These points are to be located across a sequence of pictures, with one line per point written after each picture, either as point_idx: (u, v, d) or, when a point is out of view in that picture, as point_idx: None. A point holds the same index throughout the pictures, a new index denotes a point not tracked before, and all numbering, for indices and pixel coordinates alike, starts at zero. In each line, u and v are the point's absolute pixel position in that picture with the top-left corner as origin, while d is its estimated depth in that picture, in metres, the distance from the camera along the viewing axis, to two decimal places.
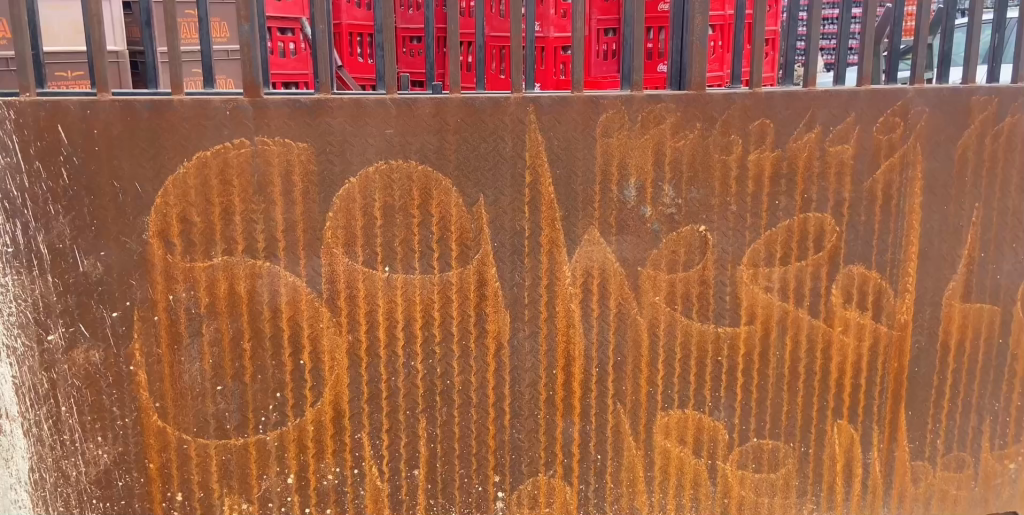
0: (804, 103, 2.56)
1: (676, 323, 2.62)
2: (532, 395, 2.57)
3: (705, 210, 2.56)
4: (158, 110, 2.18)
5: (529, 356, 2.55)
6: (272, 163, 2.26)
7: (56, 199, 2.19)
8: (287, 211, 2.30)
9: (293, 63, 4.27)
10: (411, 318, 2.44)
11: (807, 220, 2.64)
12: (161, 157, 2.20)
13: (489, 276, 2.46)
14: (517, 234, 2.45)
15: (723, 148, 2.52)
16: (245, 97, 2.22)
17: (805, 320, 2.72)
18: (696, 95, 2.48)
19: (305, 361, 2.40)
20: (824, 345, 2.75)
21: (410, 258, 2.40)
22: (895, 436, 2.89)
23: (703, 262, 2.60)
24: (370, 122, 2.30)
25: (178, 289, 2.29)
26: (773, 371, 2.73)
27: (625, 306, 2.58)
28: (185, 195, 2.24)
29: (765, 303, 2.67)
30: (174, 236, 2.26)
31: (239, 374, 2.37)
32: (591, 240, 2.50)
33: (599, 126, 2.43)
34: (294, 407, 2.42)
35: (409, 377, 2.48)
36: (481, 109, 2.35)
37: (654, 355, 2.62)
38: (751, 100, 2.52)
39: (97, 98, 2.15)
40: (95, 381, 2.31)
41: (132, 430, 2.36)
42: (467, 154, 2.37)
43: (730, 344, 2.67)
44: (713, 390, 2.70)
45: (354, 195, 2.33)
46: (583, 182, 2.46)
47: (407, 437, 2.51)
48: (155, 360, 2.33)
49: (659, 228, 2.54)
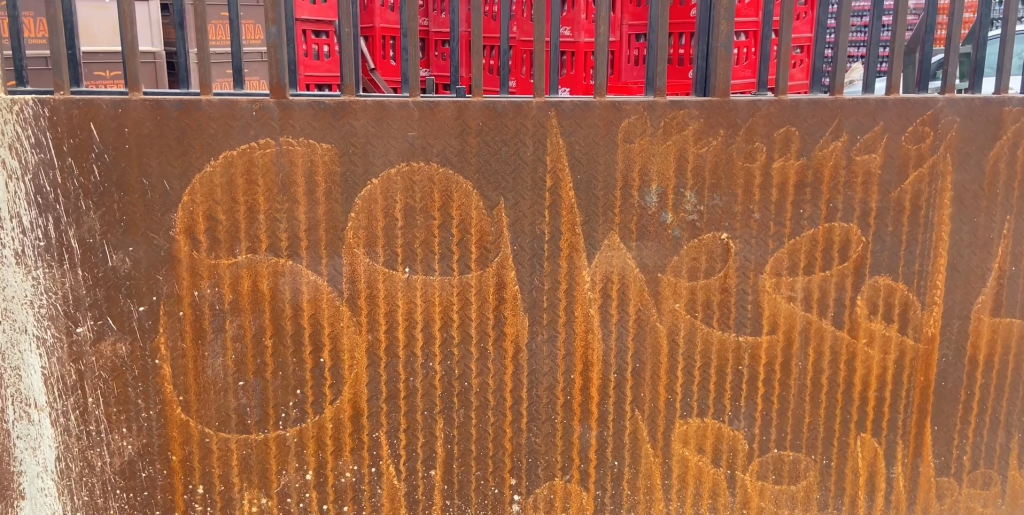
0: (830, 111, 2.53)
1: (696, 331, 2.61)
2: (549, 399, 2.58)
3: (728, 217, 2.54)
4: (187, 109, 2.23)
5: (546, 360, 2.55)
6: (296, 163, 2.30)
7: (87, 196, 2.24)
8: (311, 210, 2.33)
9: (325, 64, 4.26)
10: (431, 319, 2.46)
11: (831, 229, 2.61)
12: (188, 155, 2.25)
13: (508, 280, 2.47)
14: (537, 238, 2.46)
15: (746, 155, 2.51)
16: (271, 98, 2.26)
17: (829, 331, 2.69)
18: (720, 102, 2.46)
19: (325, 359, 2.44)
20: (848, 357, 2.72)
21: (430, 259, 2.42)
22: (919, 450, 2.84)
23: (724, 270, 2.58)
24: (392, 124, 2.32)
25: (203, 286, 2.34)
26: (795, 381, 2.70)
27: (645, 312, 2.57)
28: (211, 194, 2.28)
29: (787, 312, 2.64)
30: (199, 233, 2.30)
31: (260, 370, 2.41)
32: (611, 245, 2.50)
33: (620, 130, 2.43)
34: (314, 404, 2.45)
35: (428, 378, 2.50)
36: (502, 113, 2.36)
37: (674, 362, 2.61)
38: (776, 107, 2.49)
39: (128, 97, 2.20)
40: (121, 373, 2.36)
41: (156, 422, 2.41)
42: (488, 158, 2.39)
43: (751, 353, 2.65)
44: (733, 400, 2.68)
45: (376, 196, 2.36)
46: (604, 188, 2.46)
47: (424, 437, 2.53)
48: (179, 354, 2.37)
49: (680, 234, 2.53)
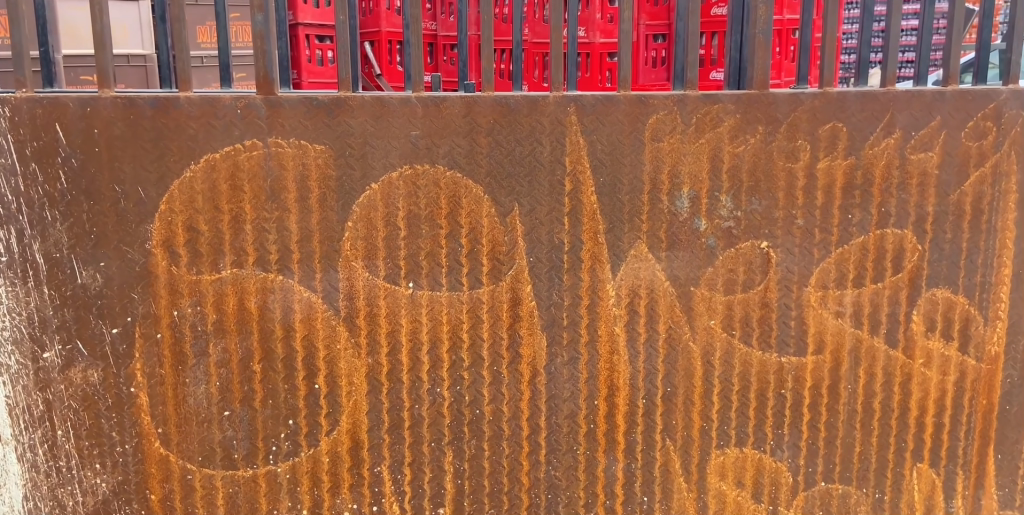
0: (881, 105, 2.27)
1: (734, 351, 2.34)
2: (571, 428, 2.32)
3: (767, 223, 2.28)
4: (164, 108, 2.00)
5: (567, 384, 2.29)
6: (286, 166, 2.06)
7: (53, 205, 2.01)
8: (303, 220, 2.09)
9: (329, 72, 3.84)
10: (438, 340, 2.21)
11: (884, 236, 2.34)
12: (165, 159, 2.02)
13: (523, 295, 2.22)
14: (555, 248, 2.20)
15: (788, 154, 2.25)
16: (257, 94, 2.02)
17: (881, 351, 2.41)
18: (759, 95, 2.21)
19: (320, 386, 2.18)
20: (903, 379, 2.44)
21: (436, 272, 2.17)
22: (981, 482, 2.55)
23: (765, 283, 2.31)
24: (394, 123, 2.08)
25: (183, 304, 2.10)
26: (843, 406, 2.42)
27: (677, 330, 2.30)
28: (192, 201, 2.05)
29: (835, 330, 2.37)
30: (179, 246, 2.07)
31: (248, 399, 2.16)
32: (638, 255, 2.24)
33: (647, 128, 2.18)
34: (308, 436, 2.20)
35: (435, 406, 2.24)
36: (515, 109, 2.11)
37: (708, 385, 2.35)
38: (821, 101, 2.24)
39: (97, 94, 1.97)
40: (93, 403, 2.12)
41: (133, 458, 2.16)
42: (501, 160, 2.13)
43: (795, 376, 2.38)
44: (775, 428, 2.40)
45: (376, 203, 2.11)
46: (629, 191, 2.20)
47: (431, 471, 2.28)
48: (158, 381, 2.13)
49: (715, 243, 2.27)
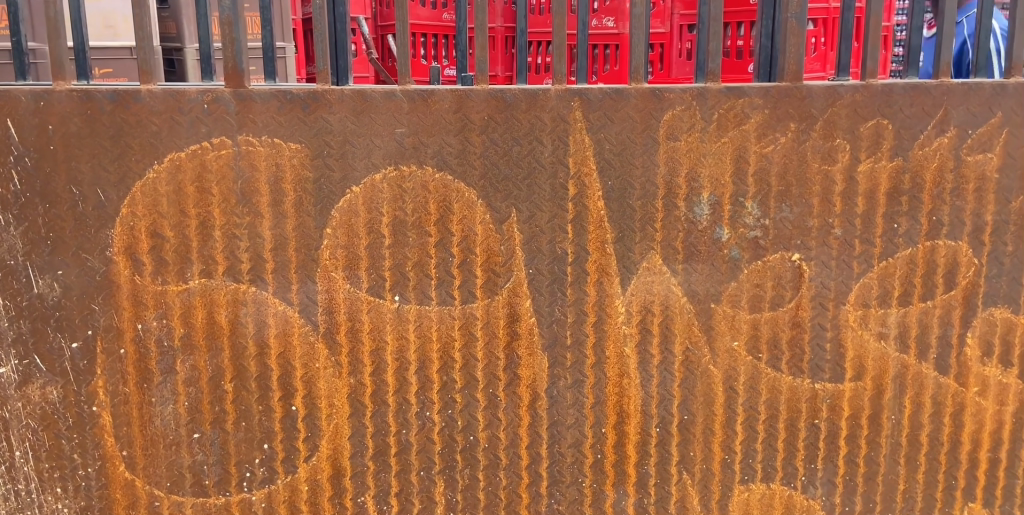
0: (933, 99, 1.99)
1: (760, 376, 2.08)
2: (575, 458, 2.09)
3: (800, 233, 2.02)
4: (123, 102, 1.81)
5: (571, 410, 2.07)
6: (258, 167, 1.86)
7: (5, 208, 1.84)
8: (277, 226, 1.89)
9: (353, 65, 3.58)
10: (427, 360, 2.00)
11: (935, 248, 2.06)
12: (126, 158, 1.83)
13: (521, 310, 1.99)
14: (557, 259, 1.98)
15: (824, 156, 1.99)
16: (226, 87, 1.83)
17: (930, 378, 2.13)
18: (791, 89, 1.94)
19: (297, 407, 1.99)
20: (954, 409, 2.16)
21: (425, 285, 1.96)
22: None
23: (797, 300, 2.05)
24: (376, 119, 1.87)
25: (148, 317, 1.92)
26: (886, 439, 2.15)
27: (695, 352, 2.06)
28: (155, 205, 1.86)
29: (877, 354, 2.10)
30: (142, 253, 1.88)
31: (219, 420, 1.98)
32: (651, 267, 2.00)
33: (661, 126, 1.93)
34: (284, 462, 2.01)
35: (423, 431, 2.03)
36: (513, 104, 1.89)
37: (731, 414, 2.10)
38: (863, 94, 1.96)
39: (52, 87, 1.80)
40: (53, 422, 1.95)
41: (96, 482, 1.99)
42: (496, 160, 1.91)
43: (830, 404, 2.11)
44: (807, 462, 2.14)
45: (357, 207, 1.90)
46: (641, 195, 1.96)
47: (421, 503, 2.07)
48: (121, 400, 1.95)
49: (739, 255, 2.01)
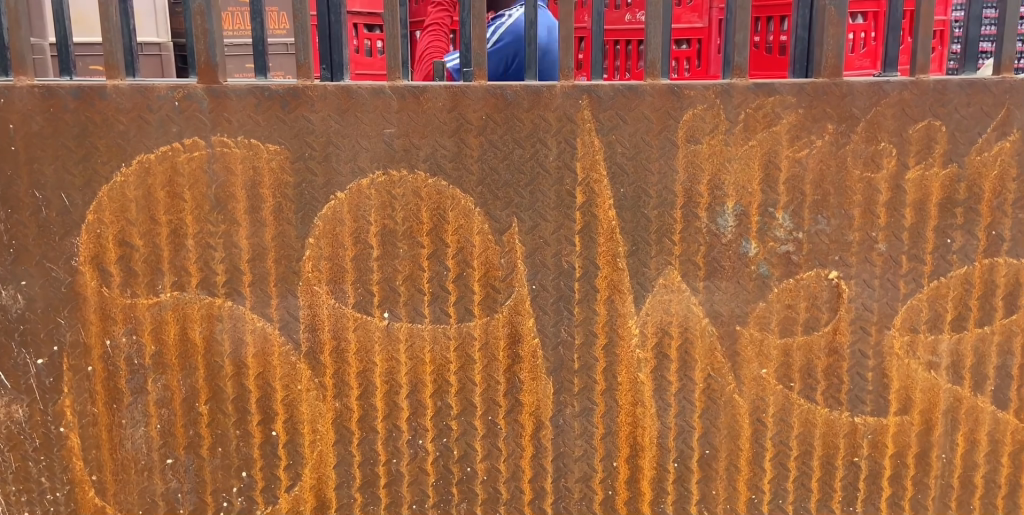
0: (993, 98, 1.75)
1: (792, 407, 1.86)
2: (584, 494, 1.89)
3: (838, 248, 1.80)
4: (88, 99, 1.66)
5: (579, 441, 1.87)
6: (234, 170, 1.70)
7: None
8: (254, 234, 1.73)
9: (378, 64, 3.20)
10: (419, 383, 1.82)
11: (993, 267, 1.82)
12: (91, 160, 1.69)
13: (524, 330, 1.80)
14: (563, 275, 1.78)
15: (866, 161, 1.76)
16: (198, 83, 1.67)
17: (987, 413, 1.88)
18: (829, 85, 1.72)
19: (278, 433, 1.82)
20: (1014, 449, 1.90)
21: (417, 301, 1.78)
22: None
23: (834, 322, 1.83)
24: (362, 118, 1.69)
25: (116, 333, 1.77)
26: (935, 480, 1.90)
27: (718, 379, 1.84)
28: (124, 211, 1.71)
29: (926, 385, 1.86)
30: (110, 263, 1.74)
31: (194, 445, 1.82)
32: (668, 285, 1.79)
33: (680, 127, 1.73)
34: (264, 491, 1.84)
35: (416, 461, 1.85)
36: (513, 102, 1.70)
37: (759, 449, 1.88)
38: (912, 91, 1.73)
39: (12, 82, 1.66)
40: (18, 443, 1.82)
41: (65, 508, 1.85)
42: (495, 164, 1.72)
43: (872, 440, 1.88)
44: (844, 504, 1.91)
45: (342, 215, 1.73)
46: (657, 205, 1.76)
47: None
48: (90, 421, 1.81)
49: (769, 271, 1.80)
